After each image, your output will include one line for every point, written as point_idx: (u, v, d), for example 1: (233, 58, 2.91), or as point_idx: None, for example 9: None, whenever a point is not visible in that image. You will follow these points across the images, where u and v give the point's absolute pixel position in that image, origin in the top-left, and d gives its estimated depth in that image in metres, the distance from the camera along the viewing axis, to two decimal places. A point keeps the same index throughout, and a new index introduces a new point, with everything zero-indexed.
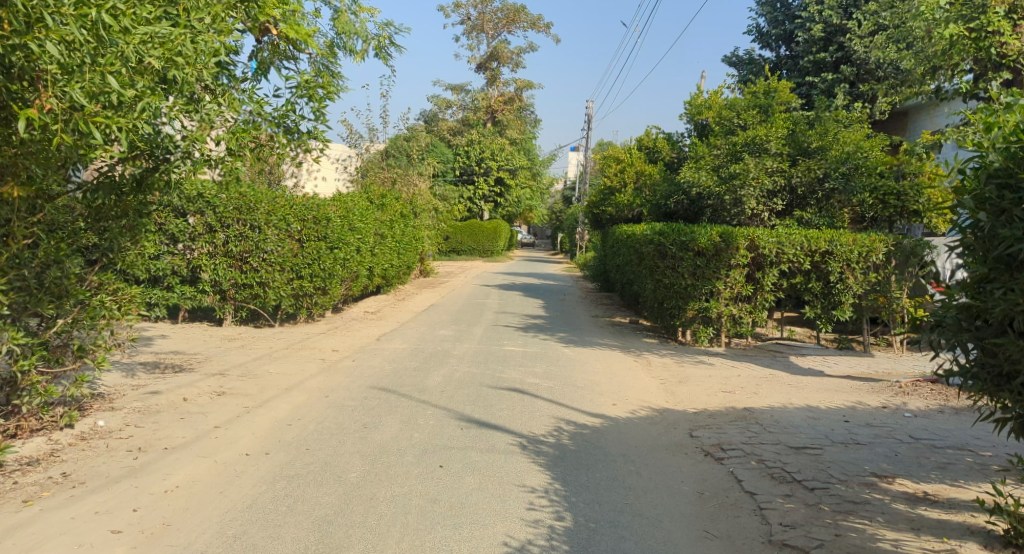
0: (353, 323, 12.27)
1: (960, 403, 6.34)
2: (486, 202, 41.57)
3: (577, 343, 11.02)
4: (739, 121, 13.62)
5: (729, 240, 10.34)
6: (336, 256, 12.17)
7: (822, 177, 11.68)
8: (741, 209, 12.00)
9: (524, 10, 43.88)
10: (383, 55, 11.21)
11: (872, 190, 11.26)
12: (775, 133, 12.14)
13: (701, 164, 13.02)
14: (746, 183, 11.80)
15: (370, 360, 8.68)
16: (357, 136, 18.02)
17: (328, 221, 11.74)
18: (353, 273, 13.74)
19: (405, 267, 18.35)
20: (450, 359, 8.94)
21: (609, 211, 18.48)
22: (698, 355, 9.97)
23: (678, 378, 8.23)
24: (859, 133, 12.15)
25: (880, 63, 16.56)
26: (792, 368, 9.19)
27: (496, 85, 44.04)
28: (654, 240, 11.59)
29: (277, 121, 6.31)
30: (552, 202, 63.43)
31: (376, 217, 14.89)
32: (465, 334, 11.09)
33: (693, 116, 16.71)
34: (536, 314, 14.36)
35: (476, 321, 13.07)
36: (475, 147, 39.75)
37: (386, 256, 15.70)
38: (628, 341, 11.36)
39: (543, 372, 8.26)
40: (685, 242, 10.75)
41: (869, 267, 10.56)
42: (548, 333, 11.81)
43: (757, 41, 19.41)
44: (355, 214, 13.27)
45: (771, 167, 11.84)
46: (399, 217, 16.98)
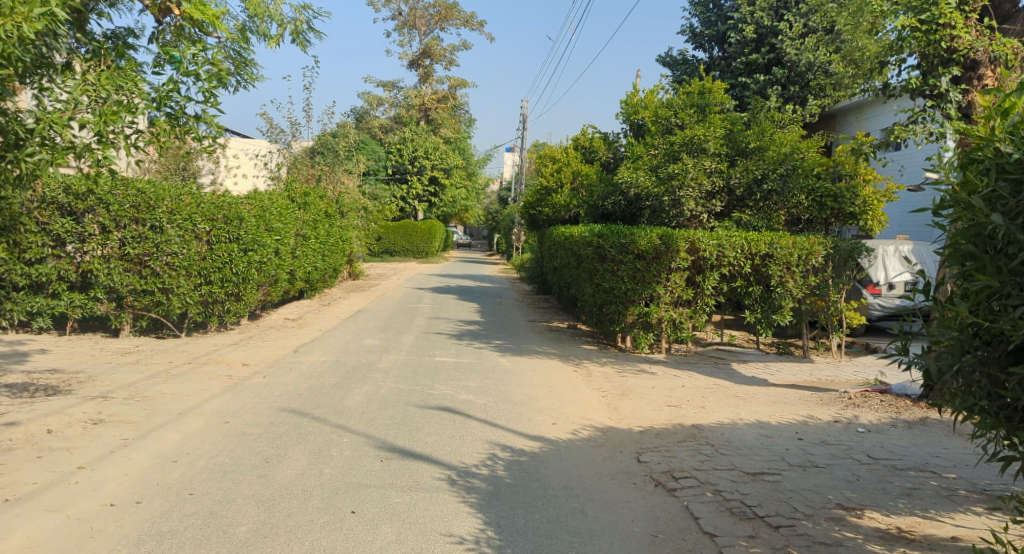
0: (270, 332, 11.29)
1: (912, 416, 6.05)
2: (420, 201, 40.60)
3: (513, 351, 10.41)
4: (677, 121, 13.32)
5: (670, 243, 9.95)
6: (251, 259, 11.16)
7: (760, 179, 11.47)
8: (680, 210, 11.68)
9: (457, 7, 43.11)
10: (300, 40, 10.31)
11: (810, 192, 11.12)
12: (713, 132, 11.77)
13: (638, 165, 12.70)
14: (685, 184, 11.47)
15: (284, 375, 7.82)
16: (277, 130, 16.90)
17: (241, 221, 10.76)
18: (272, 277, 12.73)
19: (331, 270, 17.35)
20: (375, 373, 8.16)
21: (545, 211, 17.96)
22: (639, 363, 9.53)
23: (620, 392, 7.72)
24: (794, 135, 12.02)
25: (810, 65, 16.67)
26: (735, 376, 8.84)
27: (429, 82, 43.09)
28: (592, 242, 11.12)
29: (159, 104, 5.46)
30: (488, 202, 62.76)
31: (297, 217, 13.88)
32: (393, 344, 10.32)
33: (629, 116, 16.41)
34: (470, 320, 13.69)
35: (406, 327, 12.28)
36: (408, 146, 38.70)
37: (309, 258, 14.68)
38: (566, 349, 10.84)
39: (476, 387, 7.60)
40: (625, 244, 10.31)
41: (808, 271, 10.37)
42: (483, 341, 11.17)
43: (691, 41, 19.27)
44: (273, 213, 12.26)
45: (710, 168, 11.54)
46: (323, 217, 15.99)
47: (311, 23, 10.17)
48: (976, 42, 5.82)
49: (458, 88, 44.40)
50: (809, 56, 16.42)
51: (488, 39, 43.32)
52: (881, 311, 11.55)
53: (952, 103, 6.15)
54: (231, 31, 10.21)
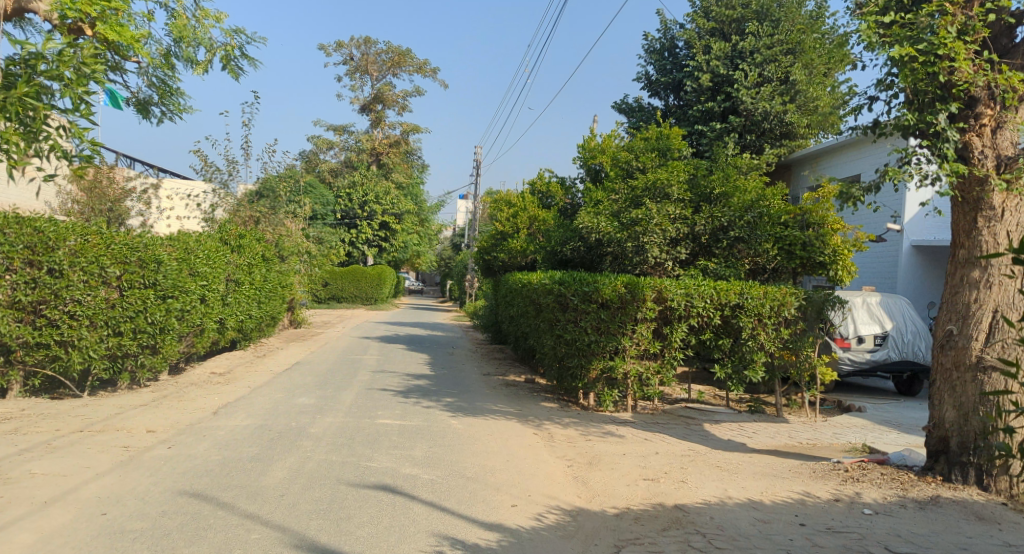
0: (189, 389, 10.01)
1: (921, 494, 5.32)
2: (370, 246, 39.44)
3: (466, 410, 9.41)
4: (637, 165, 12.80)
5: (635, 291, 9.32)
6: (169, 306, 9.92)
7: (727, 225, 10.95)
8: (643, 257, 11.04)
9: (410, 53, 42.98)
10: (230, 67, 9.43)
11: (777, 240, 10.64)
12: (676, 177, 11.34)
13: (599, 210, 12.12)
14: (648, 229, 10.88)
15: (194, 444, 6.64)
16: (212, 168, 15.80)
17: (160, 264, 9.63)
18: (197, 327, 11.49)
19: (269, 318, 16.06)
20: (304, 439, 7.04)
21: (500, 257, 17.11)
22: (604, 425, 8.66)
23: (587, 461, 6.80)
24: (757, 182, 11.64)
25: (766, 114, 16.35)
26: (710, 440, 8.04)
27: (382, 127, 42.49)
28: (551, 290, 10.33)
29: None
30: (441, 248, 61.87)
31: (229, 260, 12.68)
32: (330, 402, 9.19)
33: (586, 160, 15.90)
34: (419, 373, 12.62)
35: (348, 382, 11.15)
36: (358, 190, 37.74)
37: (241, 306, 13.44)
38: (523, 407, 9.89)
39: (423, 457, 6.57)
40: (588, 292, 9.59)
41: (781, 323, 9.81)
42: (432, 398, 10.12)
43: (646, 89, 19.06)
44: (200, 255, 11.09)
45: (674, 213, 11.02)
46: (261, 261, 14.80)
47: (244, 49, 9.31)
48: (976, 76, 5.40)
49: (410, 134, 43.87)
50: (764, 105, 16.09)
51: (442, 86, 43.20)
52: (851, 365, 11.03)
53: (948, 143, 5.65)
54: (153, 56, 9.31)
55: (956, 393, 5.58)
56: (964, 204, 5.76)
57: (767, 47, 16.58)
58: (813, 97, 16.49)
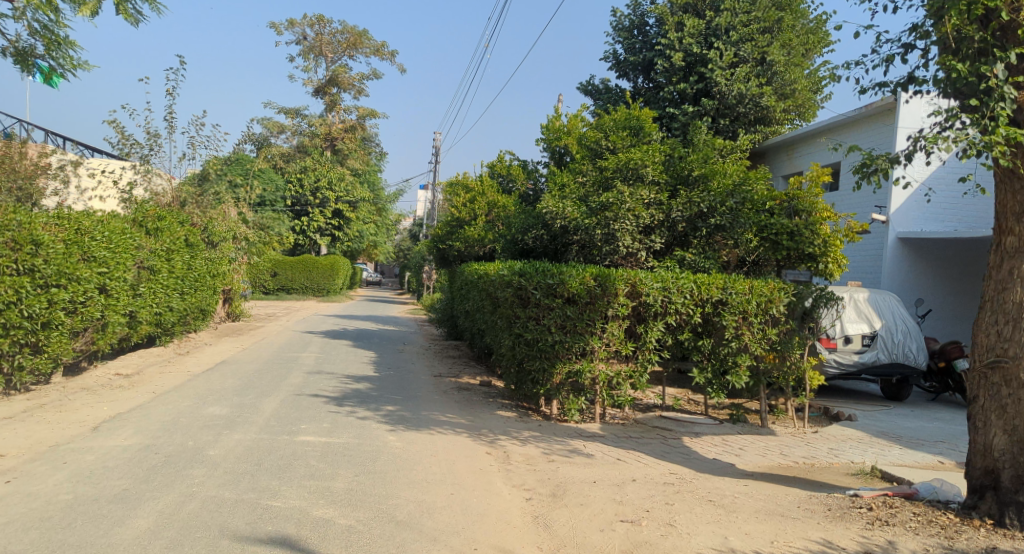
0: (77, 396, 8.42)
1: (972, 546, 4.20)
2: (322, 235, 37.48)
3: (409, 421, 8.07)
4: (606, 145, 11.54)
5: (606, 284, 8.19)
6: (54, 298, 8.32)
7: (707, 211, 9.80)
8: (613, 247, 9.84)
9: (367, 34, 41.03)
10: (125, 11, 7.88)
11: (761, 228, 9.51)
12: (651, 157, 10.16)
13: (565, 194, 10.87)
14: (619, 214, 9.68)
15: (46, 475, 5.15)
16: (130, 141, 14.02)
17: (40, 247, 8.03)
18: (99, 321, 9.87)
19: (197, 310, 14.40)
20: (194, 466, 5.58)
21: (456, 246, 15.68)
22: (570, 441, 7.43)
23: (551, 493, 5.54)
24: (738, 165, 10.53)
25: (741, 98, 15.18)
26: (693, 461, 6.87)
27: (336, 110, 40.47)
28: (509, 283, 9.03)
29: None
30: (400, 240, 60.03)
31: (139, 244, 11.02)
32: (244, 414, 7.70)
33: (549, 142, 14.64)
34: (360, 374, 11.16)
35: (275, 386, 9.67)
36: (309, 175, 35.78)
37: (157, 298, 11.78)
38: (477, 417, 8.55)
39: (344, 490, 5.23)
40: (552, 285, 8.35)
41: (767, 322, 8.72)
42: (370, 406, 8.70)
43: (614, 69, 17.84)
44: (100, 239, 9.45)
45: (648, 197, 9.85)
46: (184, 247, 13.13)
47: None
48: None
49: (366, 119, 41.93)
50: (740, 86, 14.95)
51: (400, 69, 41.41)
52: (838, 369, 10.02)
53: (1002, 101, 4.55)
54: None
55: (1007, 416, 4.51)
56: (1016, 180, 4.62)
57: (744, 25, 15.45)
58: (791, 80, 15.47)
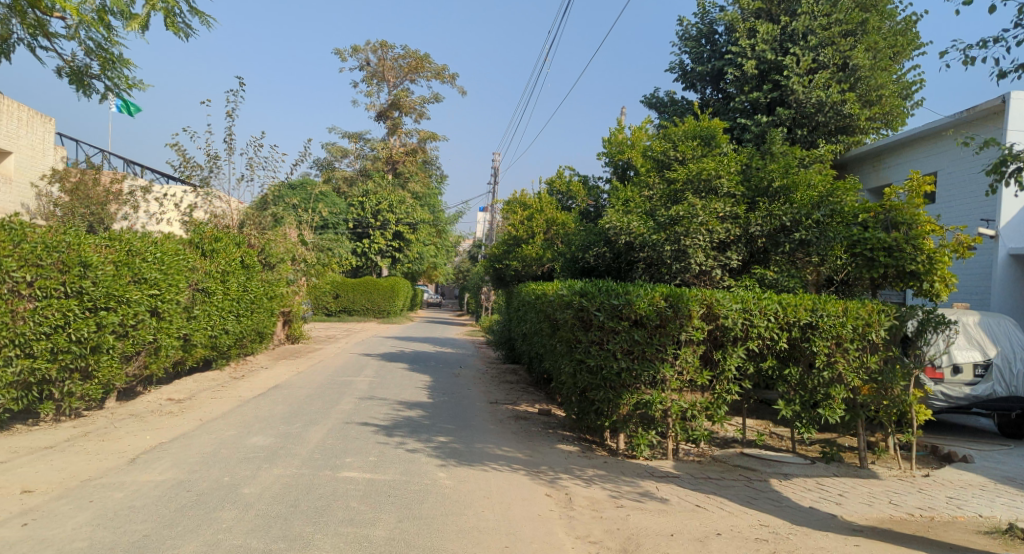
0: (124, 422, 8.15)
1: None
2: (383, 257, 37.57)
3: (463, 455, 7.42)
4: (674, 156, 10.73)
5: (678, 306, 7.44)
6: (102, 321, 8.10)
7: (791, 225, 8.87)
8: (684, 265, 9.03)
9: (428, 58, 41.39)
10: (175, 25, 7.69)
11: (852, 244, 8.18)
12: (726, 167, 9.36)
13: (630, 208, 10.14)
14: (691, 230, 8.87)
15: (68, 517, 4.74)
16: (191, 163, 14.08)
17: (90, 269, 7.84)
18: (151, 345, 9.68)
19: (254, 333, 14.25)
20: (225, 507, 5.07)
21: (513, 266, 15.06)
22: (641, 482, 6.62)
23: (623, 549, 4.78)
24: (824, 175, 9.57)
25: (820, 106, 14.09)
26: (787, 509, 5.96)
27: (398, 134, 40.80)
28: (568, 304, 8.29)
29: None
30: (461, 262, 60.04)
31: (194, 266, 10.86)
32: (288, 445, 7.21)
33: (612, 156, 13.95)
34: (414, 401, 10.60)
35: (325, 413, 9.21)
36: (371, 198, 36.00)
37: (211, 321, 11.60)
38: (536, 451, 7.82)
39: (386, 541, 4.61)
40: (618, 307, 7.60)
41: (864, 349, 7.72)
42: (422, 436, 8.10)
43: (680, 80, 17.03)
44: (152, 260, 9.27)
45: (723, 211, 9.01)
46: (240, 268, 12.98)
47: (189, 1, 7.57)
48: None
49: (427, 141, 42.14)
50: (819, 93, 13.88)
51: (460, 93, 41.54)
52: (945, 403, 8.84)
53: None
54: (81, 11, 7.62)
55: None
56: None
57: (823, 29, 14.38)
58: (877, 86, 14.31)
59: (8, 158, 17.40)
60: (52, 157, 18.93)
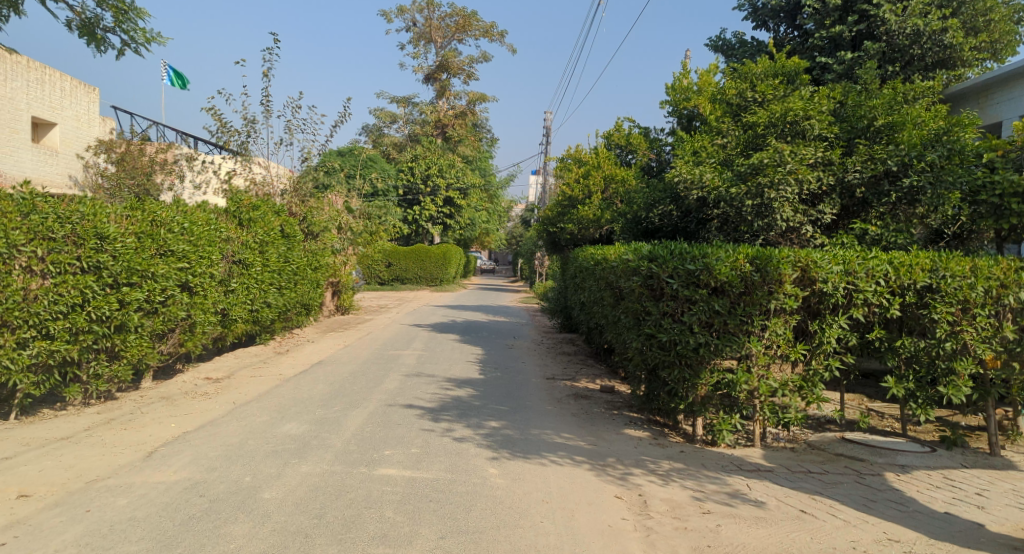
0: (153, 407, 7.57)
1: None
2: (434, 224, 36.79)
3: (517, 444, 6.52)
4: (751, 97, 9.35)
5: (766, 270, 6.30)
6: (125, 299, 7.48)
7: (898, 170, 7.51)
8: (767, 222, 7.87)
9: (476, 16, 39.93)
10: None
11: (976, 191, 6.73)
12: (817, 106, 8.03)
13: (700, 157, 9.10)
14: (776, 180, 7.64)
15: (55, 534, 4.05)
16: (228, 128, 13.41)
17: (108, 240, 7.19)
18: (184, 321, 9.10)
19: (298, 306, 13.67)
20: (238, 520, 4.30)
21: (568, 229, 13.95)
22: (728, 479, 5.58)
23: None
24: (936, 111, 8.11)
25: (916, 36, 12.34)
26: (915, 515, 4.84)
27: (447, 96, 39.70)
28: (635, 270, 7.21)
29: None
30: (513, 227, 59.06)
31: (228, 236, 10.22)
32: (321, 435, 6.45)
33: (677, 104, 12.68)
34: (464, 378, 9.76)
35: (368, 394, 8.45)
36: (420, 163, 35.13)
37: (251, 295, 11.01)
38: (600, 439, 6.87)
39: None
40: (694, 272, 6.52)
41: (997, 315, 6.38)
42: (471, 421, 7.23)
43: (750, 19, 15.39)
44: (180, 231, 8.61)
45: (815, 156, 7.73)
46: (280, 238, 12.33)
47: None
48: None
49: (477, 103, 40.84)
50: (915, 22, 12.14)
51: (509, 50, 40.02)
52: None
53: None
54: None
55: None
56: None
57: None
58: (983, 9, 12.59)
59: (54, 129, 17.20)
60: (98, 127, 18.71)
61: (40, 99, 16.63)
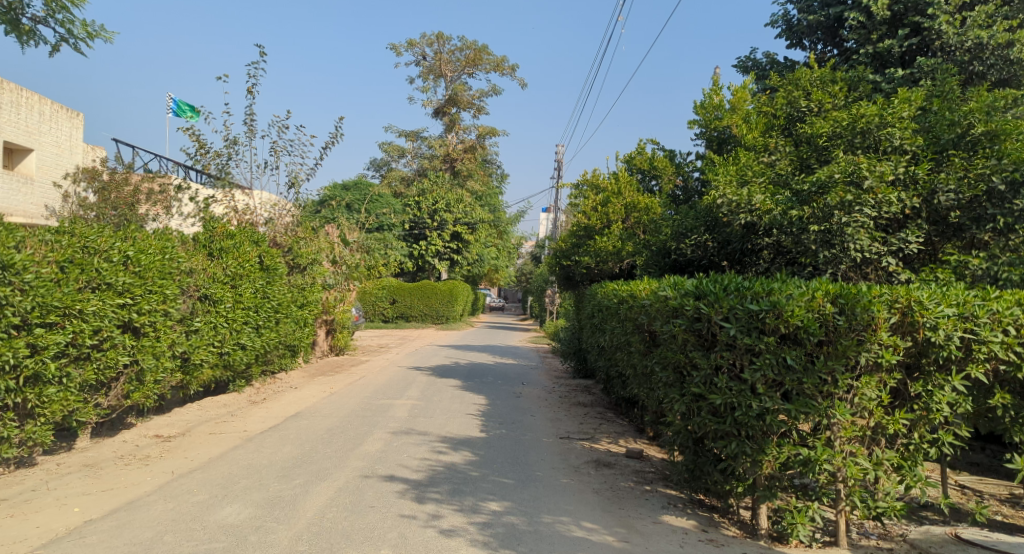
0: (69, 478, 6.03)
1: None
2: (441, 259, 35.36)
3: (523, 540, 4.92)
4: (805, 105, 7.91)
5: (856, 313, 4.80)
6: (39, 343, 6.03)
7: (1004, 189, 6.04)
8: (836, 252, 6.41)
9: (487, 49, 39.22)
10: None
11: None
12: (896, 112, 6.61)
13: (745, 175, 7.72)
14: (849, 201, 6.22)
15: None
16: (207, 150, 12.13)
17: (12, 271, 5.77)
18: (130, 368, 7.62)
19: (280, 347, 12.17)
20: None
21: (584, 262, 12.46)
22: None
23: None
24: None
25: (977, 50, 10.96)
26: None
27: (456, 130, 38.69)
28: (676, 311, 5.69)
29: None
30: (524, 263, 57.66)
31: (190, 268, 8.82)
32: (266, 526, 4.88)
33: (706, 124, 11.29)
34: (461, 437, 8.18)
35: (342, 461, 6.88)
36: (427, 197, 33.91)
37: (219, 335, 9.53)
38: (633, 532, 5.25)
39: None
40: (758, 315, 5.01)
41: None
42: (464, 502, 5.64)
43: (783, 37, 14.14)
44: (122, 260, 7.18)
45: (896, 172, 6.32)
46: (258, 270, 10.92)
47: None
48: None
49: (486, 137, 39.86)
50: (978, 33, 10.78)
51: (520, 85, 39.19)
52: None
53: None
54: None
55: None
56: None
57: None
58: None
59: (30, 155, 16.06)
60: (80, 154, 17.57)
61: (15, 123, 15.50)
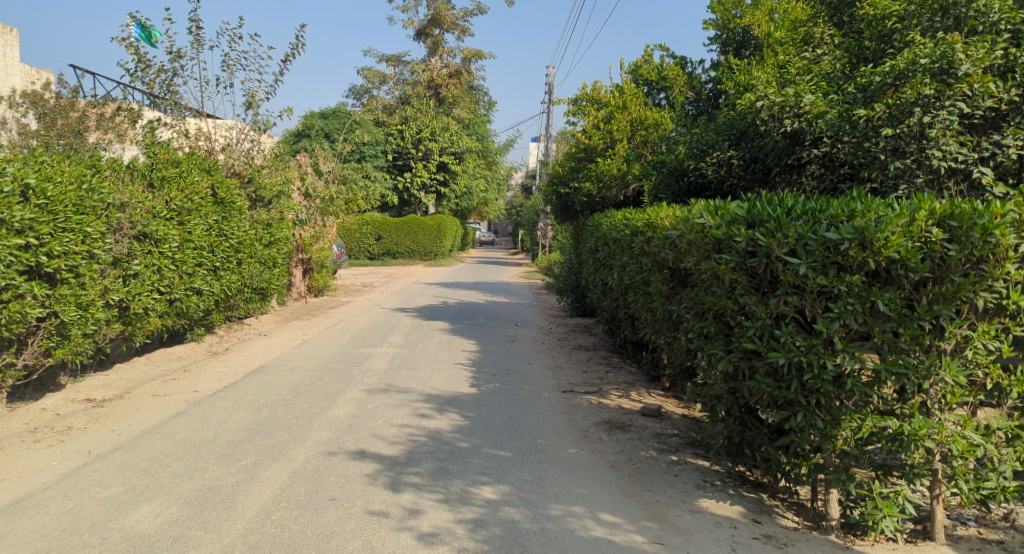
0: None
1: None
2: (427, 192, 33.72)
3: (529, 546, 3.75)
4: None
5: (974, 240, 3.52)
6: None
7: None
8: (909, 163, 5.12)
9: None
10: None
11: None
12: None
13: (786, 76, 6.55)
14: (931, 96, 4.95)
15: None
16: (146, 65, 10.47)
17: None
18: (49, 323, 6.24)
19: (246, 291, 10.85)
20: None
21: (584, 189, 11.12)
22: None
23: None
24: None
25: None
26: None
27: (440, 53, 36.36)
28: (720, 243, 4.40)
29: None
30: (513, 196, 56.04)
31: (120, 200, 7.39)
32: (187, 537, 3.68)
33: (724, 24, 9.70)
34: (448, 394, 6.99)
35: (303, 430, 5.68)
36: (410, 125, 32.00)
37: (166, 280, 8.17)
38: (668, 526, 4.10)
39: None
40: (838, 245, 3.75)
41: None
42: (450, 489, 4.47)
43: None
44: (18, 191, 5.72)
45: (995, 56, 4.93)
46: (211, 203, 9.48)
47: None
48: None
49: (472, 61, 37.59)
50: None
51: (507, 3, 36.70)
52: None
53: None
54: None
55: None
56: None
57: None
58: None
59: None
60: (17, 76, 15.71)
61: None
